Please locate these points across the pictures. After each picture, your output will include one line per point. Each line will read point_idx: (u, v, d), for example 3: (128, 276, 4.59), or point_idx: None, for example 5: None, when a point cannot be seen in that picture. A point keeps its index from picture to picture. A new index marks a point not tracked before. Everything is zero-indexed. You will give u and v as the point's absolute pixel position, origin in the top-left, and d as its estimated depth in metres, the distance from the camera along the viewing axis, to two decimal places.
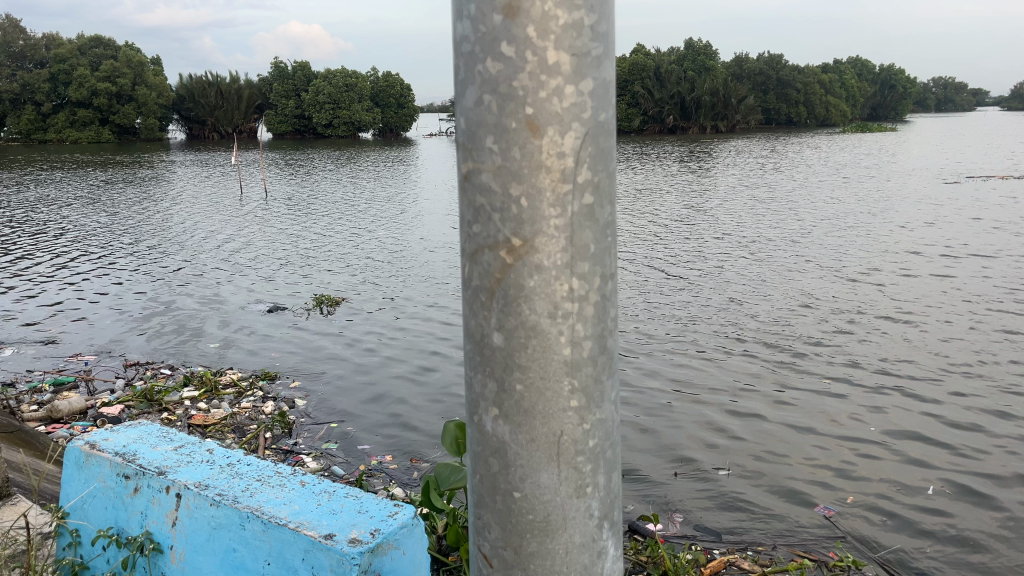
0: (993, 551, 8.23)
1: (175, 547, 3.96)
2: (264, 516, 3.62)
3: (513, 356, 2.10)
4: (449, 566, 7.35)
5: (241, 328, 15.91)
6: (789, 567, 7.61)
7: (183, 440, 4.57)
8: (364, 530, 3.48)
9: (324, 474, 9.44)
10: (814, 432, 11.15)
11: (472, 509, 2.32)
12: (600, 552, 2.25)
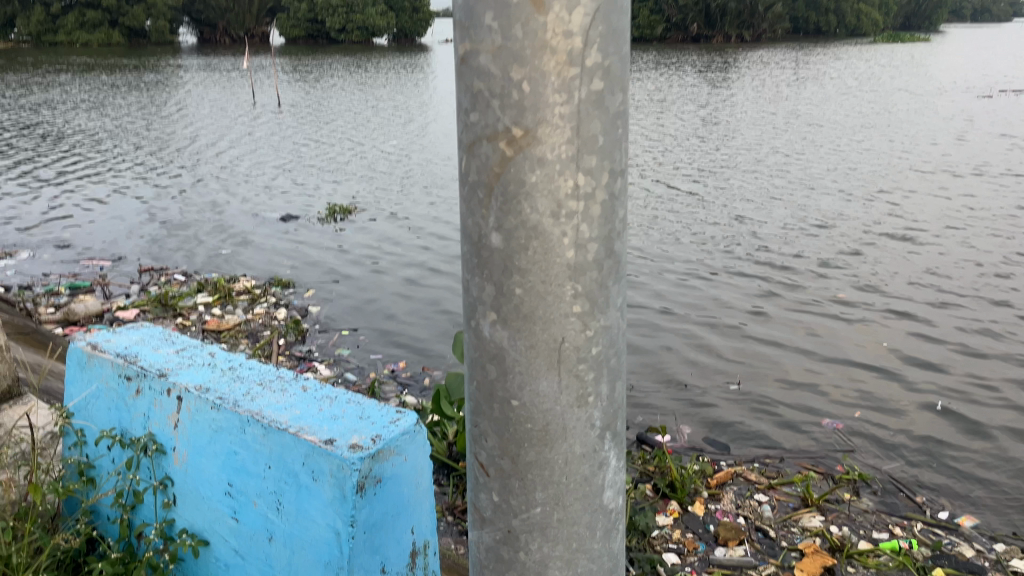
0: (997, 469, 8.34)
1: (177, 449, 3.95)
2: (264, 420, 3.56)
3: (512, 259, 1.96)
4: (459, 472, 7.44)
5: (251, 236, 15.86)
6: (795, 479, 7.76)
7: (185, 342, 4.51)
8: (365, 436, 3.42)
9: (336, 380, 9.50)
10: (822, 350, 11.16)
11: (468, 417, 2.21)
12: (602, 463, 2.16)
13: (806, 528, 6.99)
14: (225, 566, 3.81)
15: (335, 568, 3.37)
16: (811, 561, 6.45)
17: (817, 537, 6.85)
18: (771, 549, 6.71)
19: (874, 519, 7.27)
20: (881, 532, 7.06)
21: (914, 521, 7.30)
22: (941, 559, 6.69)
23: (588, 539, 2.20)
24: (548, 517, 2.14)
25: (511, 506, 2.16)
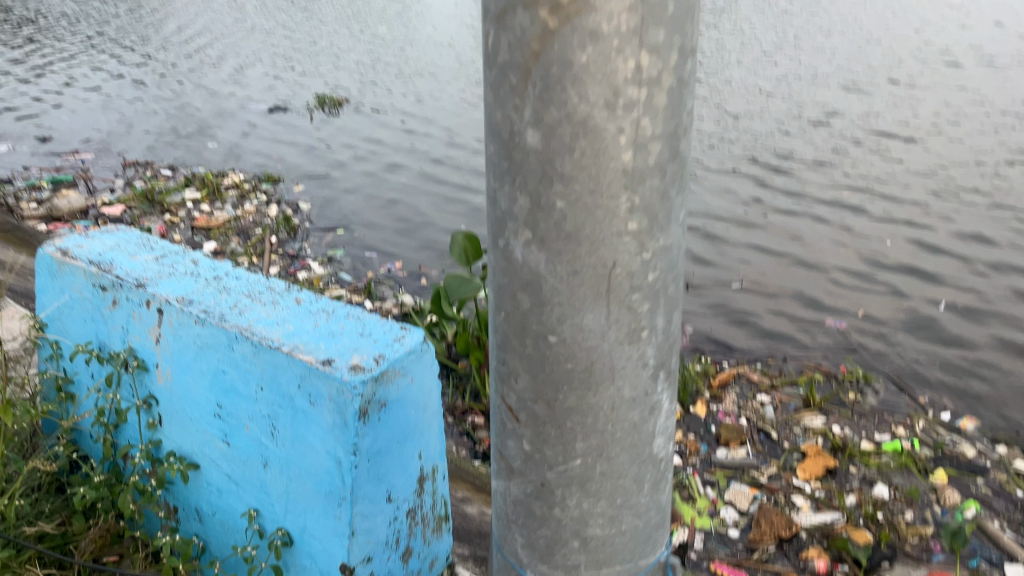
0: (1002, 368, 8.22)
1: (160, 366, 3.61)
2: (253, 337, 3.21)
3: (554, 162, 1.55)
4: (459, 374, 7.18)
5: (235, 129, 15.19)
6: (798, 382, 7.55)
7: (165, 248, 4.11)
8: (367, 356, 3.07)
9: (331, 279, 9.14)
10: (827, 249, 10.88)
11: (495, 352, 1.86)
12: (653, 407, 1.82)
13: (808, 430, 6.81)
14: (218, 492, 3.53)
15: (337, 499, 3.09)
16: (813, 463, 6.31)
17: (820, 439, 6.69)
18: (773, 451, 6.55)
19: (877, 420, 7.05)
20: (883, 433, 6.87)
21: (917, 420, 7.11)
22: (943, 462, 6.49)
23: (634, 493, 1.89)
24: (589, 470, 1.82)
25: (546, 457, 1.83)
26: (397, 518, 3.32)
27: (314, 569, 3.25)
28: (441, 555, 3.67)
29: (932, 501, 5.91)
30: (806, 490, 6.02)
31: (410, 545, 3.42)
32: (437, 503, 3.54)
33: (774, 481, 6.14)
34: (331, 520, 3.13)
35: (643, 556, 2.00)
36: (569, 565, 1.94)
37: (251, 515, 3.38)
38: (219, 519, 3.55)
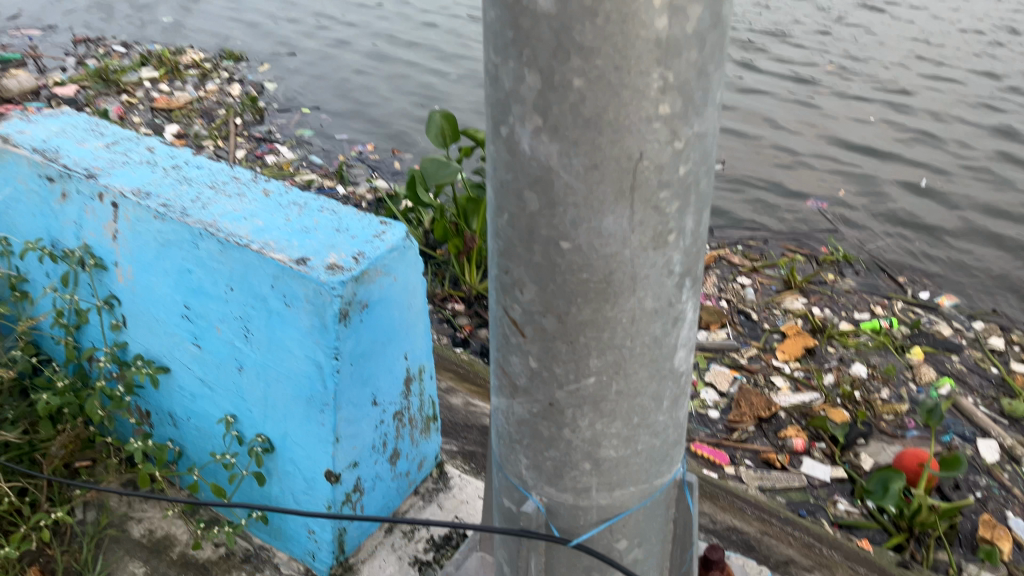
0: (980, 248, 8.20)
1: (120, 265, 3.34)
2: (220, 234, 2.92)
3: (571, 32, 1.27)
4: (438, 261, 6.95)
5: (189, 5, 14.26)
6: (778, 263, 7.42)
7: (116, 135, 3.75)
8: (345, 254, 2.82)
9: (301, 163, 8.73)
10: (809, 125, 10.60)
11: (497, 258, 1.62)
12: (677, 319, 1.61)
13: (788, 311, 6.72)
14: (191, 397, 3.33)
15: (320, 405, 2.91)
16: (792, 343, 6.24)
17: (799, 320, 6.59)
18: (753, 332, 6.48)
19: (856, 300, 6.98)
20: (862, 312, 6.80)
21: (895, 300, 7.06)
22: (920, 340, 6.49)
23: (652, 411, 1.71)
24: (603, 389, 1.63)
25: (554, 375, 1.63)
26: (383, 422, 3.16)
27: (297, 476, 3.10)
28: (431, 455, 3.54)
29: (908, 379, 5.96)
30: (786, 371, 5.98)
31: (397, 448, 3.28)
32: (424, 404, 3.38)
33: (754, 362, 6.11)
34: (314, 427, 2.96)
35: (658, 476, 1.84)
36: (579, 488, 1.78)
37: (227, 421, 3.19)
38: (195, 424, 3.36)
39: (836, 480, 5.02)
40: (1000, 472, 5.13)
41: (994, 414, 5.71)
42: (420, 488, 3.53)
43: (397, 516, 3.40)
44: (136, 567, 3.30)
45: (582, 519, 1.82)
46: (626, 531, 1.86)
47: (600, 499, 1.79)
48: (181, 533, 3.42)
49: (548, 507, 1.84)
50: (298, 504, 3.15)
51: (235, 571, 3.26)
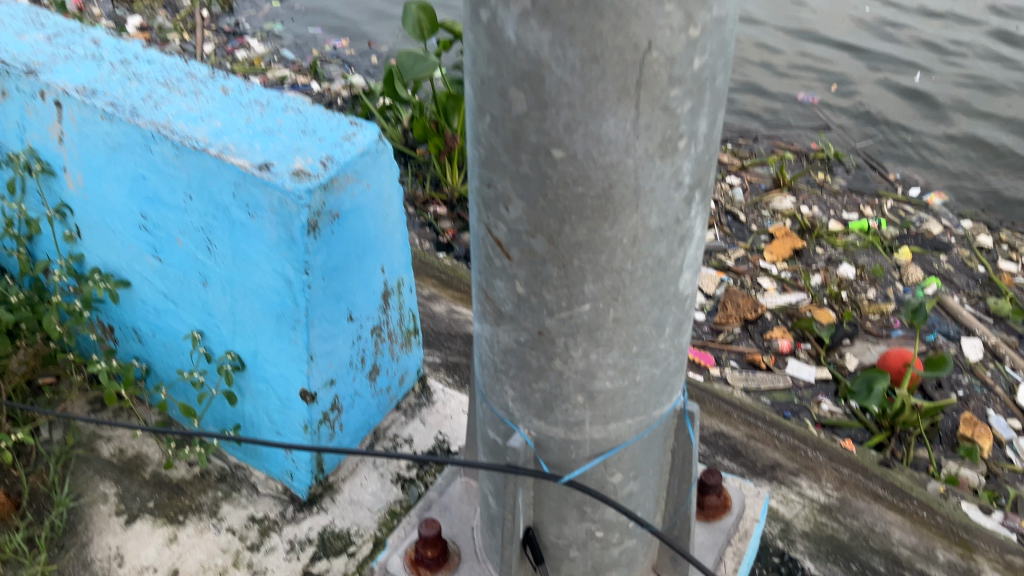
0: (973, 143, 7.96)
1: (69, 171, 3.07)
2: (174, 137, 2.65)
3: None
4: (418, 162, 6.66)
5: None
6: (768, 160, 7.15)
7: (58, 26, 3.41)
8: (311, 160, 2.58)
9: (273, 58, 8.25)
10: (801, 18, 10.17)
11: (478, 169, 1.41)
12: (683, 237, 1.42)
13: (776, 211, 6.52)
14: (155, 312, 3.13)
15: (292, 322, 2.72)
16: (780, 244, 6.07)
17: (788, 220, 6.41)
18: (740, 234, 6.30)
19: (845, 200, 6.79)
20: (851, 212, 6.61)
21: (885, 199, 6.87)
22: (908, 240, 6.34)
23: (653, 339, 1.54)
24: (599, 316, 1.46)
25: (544, 300, 1.46)
26: (360, 338, 2.98)
27: (271, 395, 2.94)
28: (412, 369, 3.38)
29: (895, 279, 5.84)
30: (773, 272, 5.83)
31: (376, 364, 3.11)
32: (404, 318, 3.20)
33: (740, 264, 5.96)
34: (286, 345, 2.78)
35: (657, 407, 1.68)
36: (571, 421, 1.62)
37: (194, 338, 3.00)
38: (161, 340, 3.16)
39: (821, 381, 4.95)
40: (983, 371, 5.08)
41: (979, 313, 5.62)
42: (402, 403, 3.39)
43: (378, 432, 3.27)
44: (107, 488, 3.16)
45: (574, 454, 1.67)
46: (622, 464, 1.71)
47: (594, 433, 1.64)
48: (153, 453, 3.28)
49: (537, 440, 1.68)
50: (273, 424, 3.00)
51: (211, 490, 3.14)
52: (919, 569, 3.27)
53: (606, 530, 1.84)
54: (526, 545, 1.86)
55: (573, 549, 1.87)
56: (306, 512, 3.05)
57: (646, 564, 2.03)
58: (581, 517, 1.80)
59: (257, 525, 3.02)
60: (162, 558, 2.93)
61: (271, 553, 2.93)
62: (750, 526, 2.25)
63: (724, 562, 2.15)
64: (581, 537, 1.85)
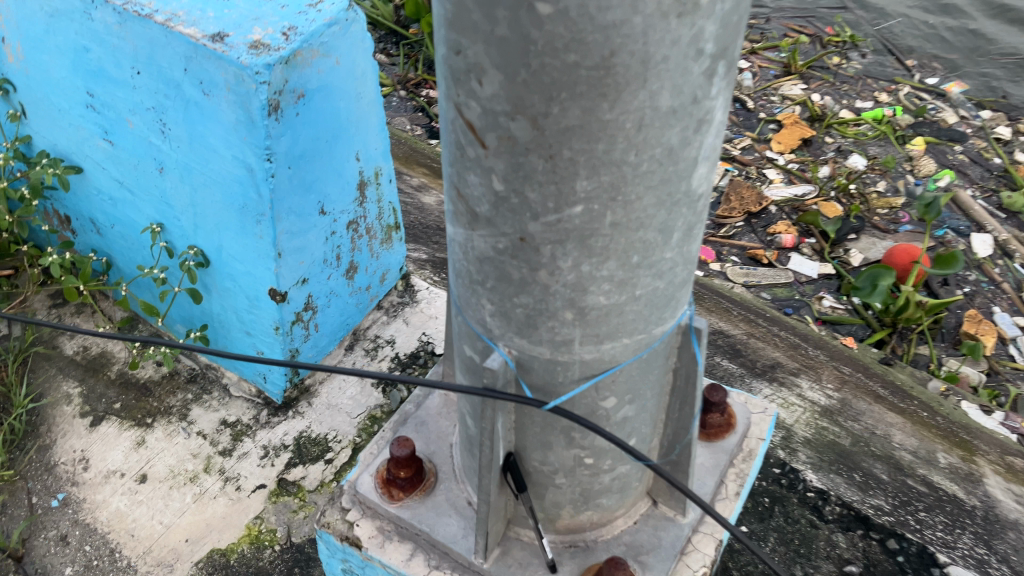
0: (995, 29, 7.49)
1: (8, 41, 2.74)
2: (115, 2, 2.31)
3: None
4: (410, 41, 6.22)
5: None
6: (780, 44, 6.68)
7: None
8: (272, 30, 2.26)
9: None
10: None
11: (447, 36, 1.13)
12: (699, 124, 1.16)
13: (786, 98, 6.12)
14: (111, 201, 2.85)
15: (256, 215, 2.46)
16: (788, 133, 5.73)
17: (797, 107, 6.02)
18: (747, 123, 5.93)
19: (859, 86, 6.37)
20: (865, 101, 6.20)
21: (902, 86, 6.43)
22: (921, 131, 5.97)
23: (657, 248, 1.30)
24: (593, 219, 1.21)
25: (527, 199, 1.21)
26: (334, 233, 2.72)
27: (238, 294, 2.70)
28: (395, 267, 3.14)
29: (906, 172, 5.53)
30: (779, 162, 5.52)
31: (354, 261, 2.87)
32: (384, 212, 2.93)
33: (746, 154, 5.63)
34: (252, 240, 2.53)
35: (659, 325, 1.45)
36: (558, 340, 1.39)
37: (153, 231, 2.73)
38: (120, 233, 2.90)
39: (823, 276, 4.74)
40: (991, 268, 4.85)
41: (991, 208, 5.32)
42: (383, 303, 3.16)
43: (358, 333, 3.05)
44: (71, 388, 2.96)
45: (561, 376, 1.45)
46: (616, 387, 1.49)
47: (585, 354, 1.41)
48: (119, 351, 3.07)
49: (518, 361, 1.46)
50: (243, 324, 2.77)
51: (180, 392, 2.94)
52: (923, 477, 2.85)
53: (596, 456, 1.64)
54: (507, 471, 1.67)
55: (560, 476, 1.68)
56: (281, 417, 2.87)
57: (641, 488, 1.85)
58: (569, 443, 1.60)
59: (229, 430, 2.84)
60: (129, 463, 2.76)
61: (244, 459, 2.77)
62: (754, 447, 2.05)
63: (725, 486, 1.96)
64: (569, 463, 1.65)
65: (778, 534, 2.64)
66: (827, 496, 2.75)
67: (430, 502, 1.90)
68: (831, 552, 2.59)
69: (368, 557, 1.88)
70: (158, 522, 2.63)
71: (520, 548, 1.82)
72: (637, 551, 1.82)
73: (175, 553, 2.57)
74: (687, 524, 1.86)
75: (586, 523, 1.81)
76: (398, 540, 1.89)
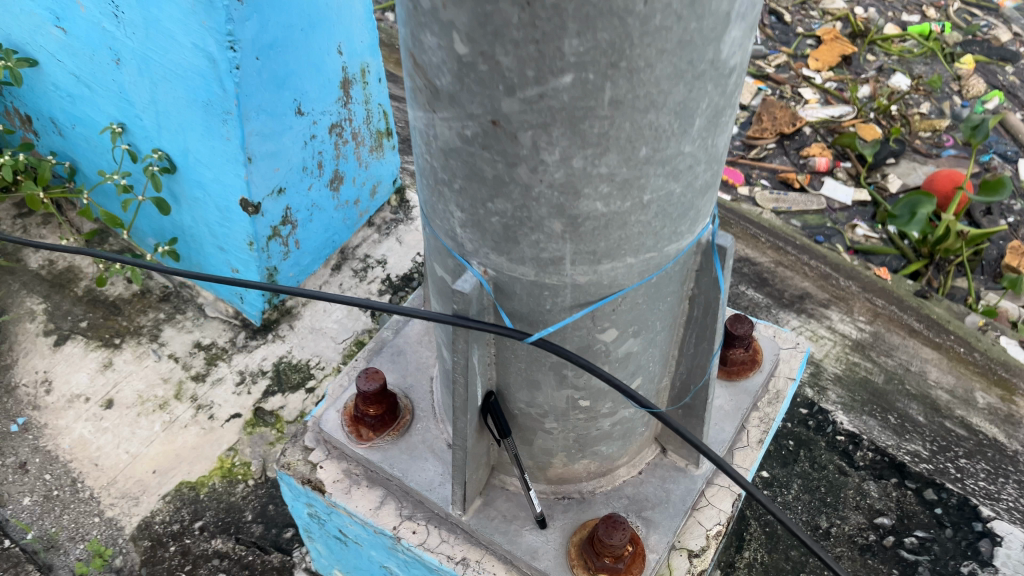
0: None
1: None
2: None
3: None
4: None
5: None
6: None
7: None
8: None
9: None
10: None
11: None
12: None
13: (826, 13, 5.60)
14: (70, 98, 2.54)
15: (221, 114, 2.15)
16: (828, 49, 5.26)
17: (838, 23, 5.51)
18: (783, 38, 5.44)
19: None
20: (911, 15, 5.66)
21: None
22: (968, 51, 5.38)
23: (673, 138, 0.99)
24: (588, 93, 0.89)
25: (499, 64, 0.90)
26: (315, 137, 2.42)
27: (209, 204, 2.41)
28: (387, 179, 2.84)
29: (952, 92, 5.09)
30: (817, 82, 5.07)
31: (339, 170, 2.57)
32: (372, 116, 2.61)
33: (781, 72, 5.14)
34: (219, 143, 2.23)
35: (673, 241, 1.15)
36: (544, 258, 1.10)
37: (115, 131, 2.43)
38: (81, 133, 2.60)
39: (858, 203, 4.38)
40: None
41: None
42: (375, 219, 2.87)
43: (346, 251, 2.78)
44: (35, 303, 2.72)
45: (549, 303, 1.17)
46: (617, 317, 1.21)
47: (578, 275, 1.12)
48: (88, 266, 2.81)
49: (496, 283, 1.17)
50: (215, 239, 2.49)
51: (152, 312, 2.70)
52: (962, 419, 2.58)
53: (593, 398, 1.37)
54: (487, 413, 1.41)
55: (551, 420, 1.41)
56: (260, 340, 2.62)
57: (648, 434, 1.59)
58: (560, 383, 1.33)
59: (204, 354, 2.60)
60: (95, 386, 2.54)
61: (219, 385, 2.54)
62: (782, 388, 1.77)
63: (746, 433, 1.70)
64: (562, 407, 1.38)
65: (803, 480, 2.38)
66: (859, 440, 2.48)
67: (404, 443, 1.65)
68: (861, 501, 2.33)
69: (332, 504, 1.65)
70: (123, 452, 2.42)
71: (504, 499, 1.58)
72: (640, 506, 1.57)
73: (142, 485, 2.36)
74: (701, 477, 1.60)
75: (583, 473, 1.56)
76: (367, 486, 1.65)
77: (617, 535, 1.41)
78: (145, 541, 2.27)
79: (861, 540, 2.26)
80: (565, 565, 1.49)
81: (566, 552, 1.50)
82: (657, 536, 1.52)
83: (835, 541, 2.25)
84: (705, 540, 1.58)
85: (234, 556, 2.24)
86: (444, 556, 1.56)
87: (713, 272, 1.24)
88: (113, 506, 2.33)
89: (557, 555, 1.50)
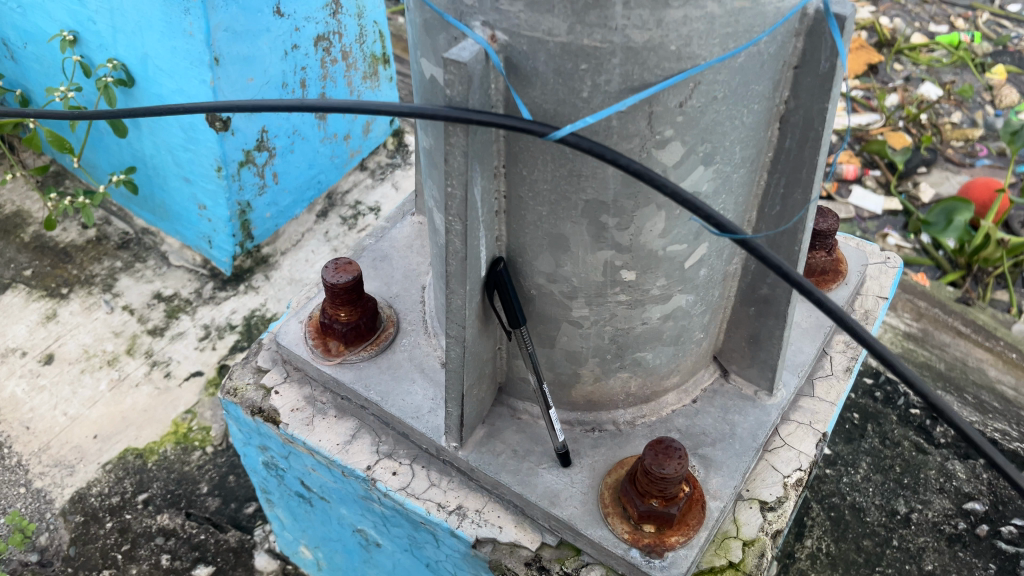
0: None
1: None
2: None
3: None
4: None
5: None
6: None
7: None
8: None
9: None
10: None
11: None
12: None
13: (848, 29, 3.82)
14: (20, 9, 2.17)
15: (181, 2, 1.79)
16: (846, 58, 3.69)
17: (863, 35, 3.76)
18: None
19: None
20: (938, 25, 3.83)
21: (980, 11, 3.89)
22: (1003, 59, 3.69)
23: None
24: None
25: None
26: (296, 47, 2.06)
27: (171, 123, 2.01)
28: (383, 117, 2.48)
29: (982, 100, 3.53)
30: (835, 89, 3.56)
31: (325, 95, 2.21)
32: (366, 35, 2.26)
33: None
34: (181, 42, 1.86)
35: None
36: None
37: (65, 40, 2.07)
38: (33, 53, 2.24)
39: (889, 215, 3.07)
40: None
41: None
42: (368, 162, 2.51)
43: (333, 197, 2.42)
44: None
45: (587, 88, 0.79)
46: (685, 118, 0.83)
47: (632, 29, 0.75)
48: (38, 210, 2.45)
49: (508, 57, 0.80)
50: (180, 167, 2.10)
51: (107, 260, 2.33)
52: None
53: (641, 269, 0.98)
54: (493, 291, 1.02)
55: (581, 304, 1.02)
56: (229, 292, 2.25)
57: (707, 346, 1.20)
58: (596, 239, 0.94)
59: (163, 305, 2.24)
60: (34, 340, 2.17)
61: (178, 340, 2.17)
62: (872, 307, 1.39)
63: (828, 360, 1.35)
64: (598, 282, 0.99)
65: (872, 459, 1.98)
66: (937, 414, 2.04)
67: (384, 361, 1.26)
68: (945, 484, 1.93)
69: (288, 440, 1.26)
70: (61, 414, 2.04)
71: (514, 431, 1.19)
72: (696, 441, 1.17)
73: (78, 452, 1.97)
74: (775, 408, 1.21)
75: (621, 395, 1.17)
76: (335, 417, 1.27)
77: (671, 467, 1.01)
78: (77, 517, 1.87)
79: (948, 530, 1.86)
80: (596, 514, 1.10)
81: (598, 497, 1.11)
82: (720, 480, 1.13)
83: (917, 530, 1.85)
84: (782, 490, 1.19)
85: (183, 536, 1.87)
86: (433, 504, 1.18)
87: (823, 62, 0.86)
88: (42, 475, 1.94)
89: (585, 501, 1.11)
